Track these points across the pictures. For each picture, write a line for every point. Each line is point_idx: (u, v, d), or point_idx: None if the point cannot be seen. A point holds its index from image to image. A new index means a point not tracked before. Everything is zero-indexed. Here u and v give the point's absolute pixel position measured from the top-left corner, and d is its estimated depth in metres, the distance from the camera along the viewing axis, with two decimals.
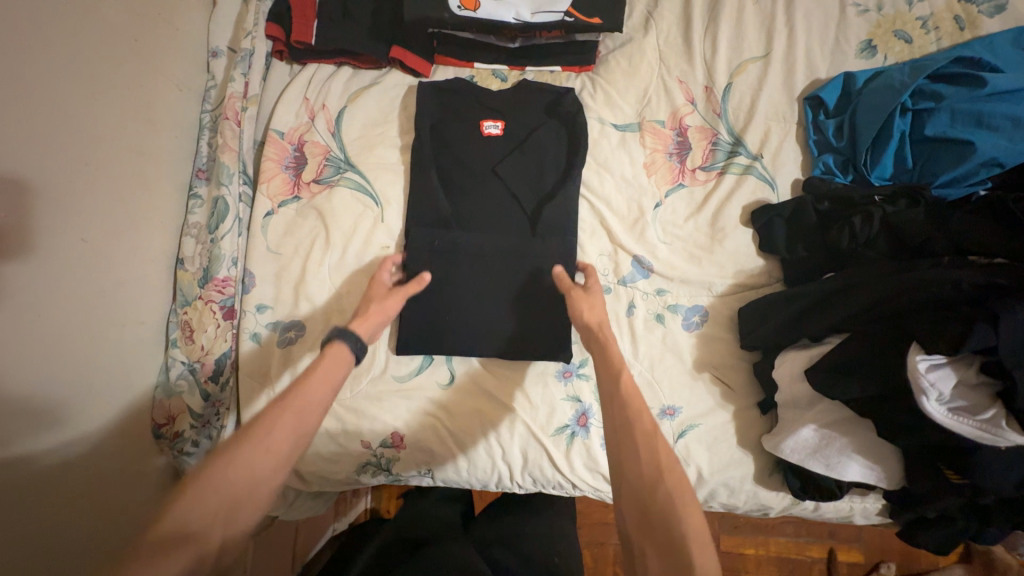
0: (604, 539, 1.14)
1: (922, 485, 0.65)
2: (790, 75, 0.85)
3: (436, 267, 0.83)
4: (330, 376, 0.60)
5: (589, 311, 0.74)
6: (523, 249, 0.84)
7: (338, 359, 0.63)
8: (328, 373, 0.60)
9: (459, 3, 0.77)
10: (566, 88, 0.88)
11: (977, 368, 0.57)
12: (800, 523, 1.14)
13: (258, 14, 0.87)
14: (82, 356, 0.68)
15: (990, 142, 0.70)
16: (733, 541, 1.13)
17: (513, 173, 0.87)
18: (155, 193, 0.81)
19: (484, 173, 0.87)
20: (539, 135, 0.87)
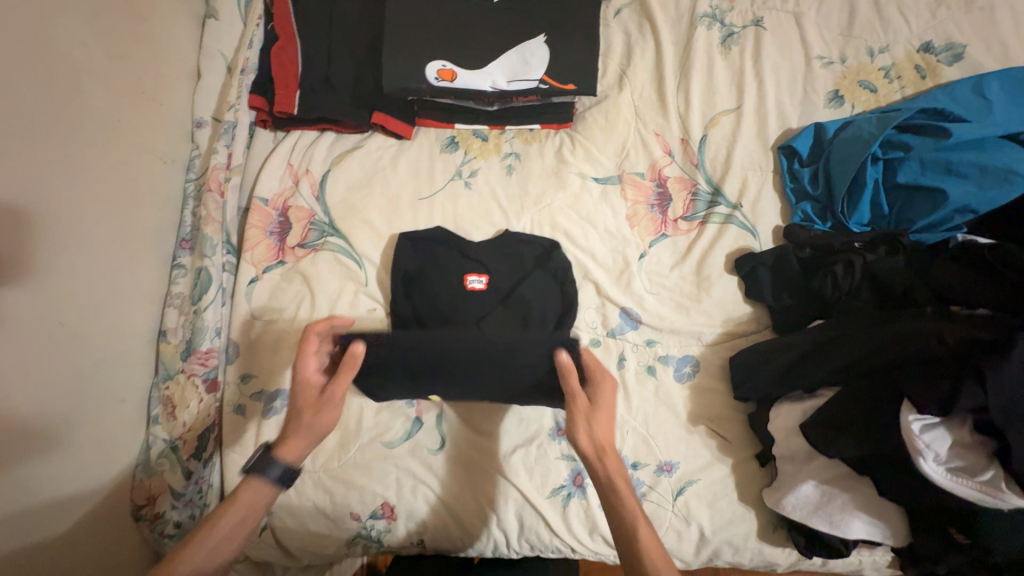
0: None
1: (929, 544, 0.63)
2: (763, 126, 0.88)
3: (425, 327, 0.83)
4: (255, 500, 0.64)
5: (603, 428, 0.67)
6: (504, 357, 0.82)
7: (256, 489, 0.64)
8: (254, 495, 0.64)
9: (436, 74, 0.78)
10: (553, 241, 0.87)
11: (971, 427, 0.56)
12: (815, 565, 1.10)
13: (241, 86, 0.88)
14: (61, 438, 0.66)
15: (960, 190, 0.72)
16: None
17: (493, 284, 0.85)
18: (137, 267, 0.80)
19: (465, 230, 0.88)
20: (522, 288, 0.85)
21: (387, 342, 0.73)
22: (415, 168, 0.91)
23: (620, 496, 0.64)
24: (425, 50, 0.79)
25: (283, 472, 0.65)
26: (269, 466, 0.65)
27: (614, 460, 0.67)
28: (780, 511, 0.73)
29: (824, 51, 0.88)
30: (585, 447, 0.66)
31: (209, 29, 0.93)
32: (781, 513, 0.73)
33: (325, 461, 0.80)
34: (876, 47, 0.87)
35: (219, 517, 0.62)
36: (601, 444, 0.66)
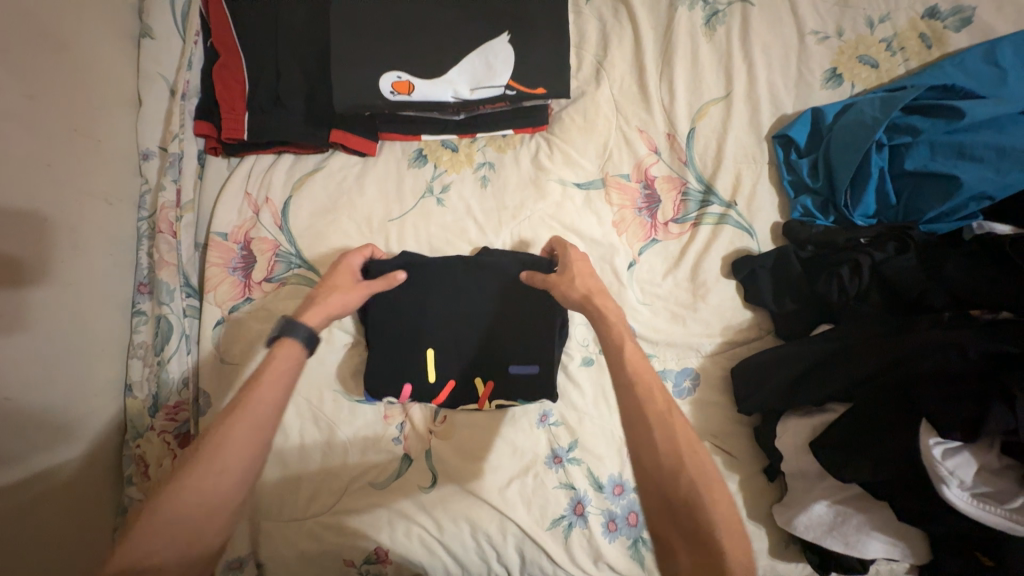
0: None
1: (951, 565, 0.60)
2: (755, 113, 0.80)
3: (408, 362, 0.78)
4: (278, 372, 0.58)
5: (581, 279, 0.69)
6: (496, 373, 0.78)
7: (284, 356, 0.60)
8: (266, 391, 0.57)
9: (391, 87, 0.71)
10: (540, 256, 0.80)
11: (999, 451, 0.51)
12: None
13: (184, 112, 0.82)
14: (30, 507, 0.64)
15: (977, 176, 0.66)
16: None
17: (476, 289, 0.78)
18: (92, 322, 0.74)
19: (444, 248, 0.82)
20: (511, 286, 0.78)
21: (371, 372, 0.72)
22: (383, 187, 0.84)
23: (614, 325, 0.59)
24: (378, 60, 0.71)
25: (308, 333, 0.62)
26: (293, 332, 0.61)
27: (608, 305, 0.62)
28: (792, 530, 0.69)
29: (819, 25, 0.80)
30: (575, 291, 0.65)
31: (145, 49, 0.84)
32: (793, 532, 0.69)
33: (313, 508, 0.77)
34: (875, 16, 0.79)
35: (259, 380, 0.57)
36: (587, 287, 0.65)
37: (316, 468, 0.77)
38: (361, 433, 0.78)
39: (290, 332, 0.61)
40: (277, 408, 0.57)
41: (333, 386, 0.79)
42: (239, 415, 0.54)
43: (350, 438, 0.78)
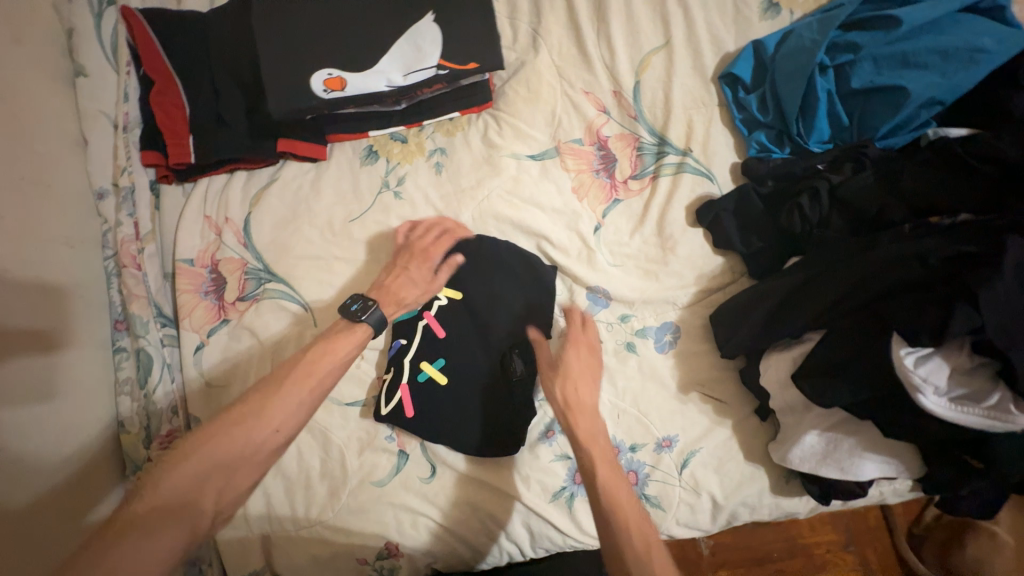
0: None
1: (946, 473, 0.60)
2: (697, 57, 0.79)
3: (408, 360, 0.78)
4: (345, 341, 0.67)
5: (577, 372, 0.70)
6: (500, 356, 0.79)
7: (352, 337, 0.67)
8: (338, 350, 0.66)
9: (323, 86, 0.71)
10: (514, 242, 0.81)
11: (970, 350, 0.51)
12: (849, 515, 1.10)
13: (129, 145, 0.82)
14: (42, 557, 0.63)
15: (923, 83, 0.65)
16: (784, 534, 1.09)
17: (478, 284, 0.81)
18: (74, 365, 0.74)
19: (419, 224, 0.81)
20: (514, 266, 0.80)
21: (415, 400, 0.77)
22: (340, 189, 0.84)
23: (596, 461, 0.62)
24: (307, 60, 0.71)
25: (380, 316, 0.70)
26: (366, 316, 0.69)
27: (587, 418, 0.66)
28: (788, 464, 0.69)
29: None
30: (556, 400, 0.68)
31: (82, 89, 0.83)
32: (790, 466, 0.70)
33: (319, 513, 0.77)
34: None
35: (328, 344, 0.66)
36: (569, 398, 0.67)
37: (316, 474, 0.78)
38: (355, 434, 0.79)
39: (371, 315, 0.69)
40: (346, 363, 0.66)
41: None
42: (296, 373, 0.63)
43: (346, 441, 0.79)
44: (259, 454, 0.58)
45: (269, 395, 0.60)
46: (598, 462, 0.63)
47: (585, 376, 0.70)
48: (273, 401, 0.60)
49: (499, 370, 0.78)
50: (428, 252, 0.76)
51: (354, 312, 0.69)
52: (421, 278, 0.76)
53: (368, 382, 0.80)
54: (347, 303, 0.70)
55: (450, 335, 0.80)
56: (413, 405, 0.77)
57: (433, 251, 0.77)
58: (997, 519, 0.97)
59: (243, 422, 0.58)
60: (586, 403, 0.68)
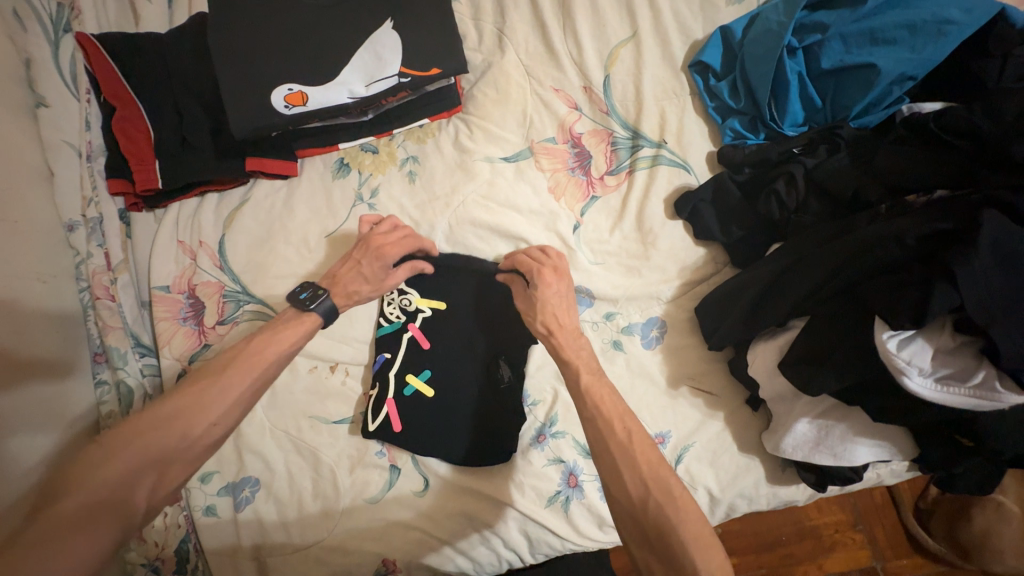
0: None
1: (938, 453, 0.59)
2: (666, 46, 0.78)
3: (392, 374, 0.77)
4: (296, 332, 0.63)
5: (555, 301, 0.69)
6: (486, 363, 0.78)
7: (301, 325, 0.64)
8: (286, 338, 0.62)
9: (284, 101, 0.69)
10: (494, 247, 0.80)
11: (952, 329, 0.50)
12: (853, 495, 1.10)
13: (94, 174, 0.81)
14: None
15: (892, 58, 0.64)
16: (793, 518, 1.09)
17: (459, 291, 0.80)
18: (57, 404, 0.70)
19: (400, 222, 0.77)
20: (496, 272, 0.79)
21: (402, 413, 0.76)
22: (313, 204, 0.82)
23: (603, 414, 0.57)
24: (267, 76, 0.69)
25: (329, 307, 0.66)
26: (316, 306, 0.65)
27: (571, 338, 0.66)
28: (782, 454, 0.68)
29: None
30: (538, 327, 0.68)
31: (44, 119, 0.77)
32: (784, 455, 0.69)
33: (313, 534, 0.75)
34: None
35: (273, 333, 0.62)
36: (550, 325, 0.67)
37: (308, 494, 0.76)
38: (346, 452, 0.78)
39: (319, 305, 0.66)
40: (298, 345, 0.63)
41: (308, 413, 0.78)
42: (238, 360, 0.58)
43: (336, 460, 0.77)
44: (196, 448, 0.53)
45: (204, 387, 0.55)
46: (583, 371, 0.62)
47: (560, 303, 0.69)
48: (210, 393, 0.55)
49: (486, 377, 0.78)
50: (383, 250, 0.71)
51: (304, 301, 0.66)
52: (373, 276, 0.72)
53: (355, 399, 0.79)
54: (296, 291, 0.67)
55: (435, 346, 0.79)
56: (399, 419, 0.76)
57: (388, 252, 0.72)
58: (1003, 489, 0.97)
59: (178, 414, 0.52)
60: (568, 325, 0.67)
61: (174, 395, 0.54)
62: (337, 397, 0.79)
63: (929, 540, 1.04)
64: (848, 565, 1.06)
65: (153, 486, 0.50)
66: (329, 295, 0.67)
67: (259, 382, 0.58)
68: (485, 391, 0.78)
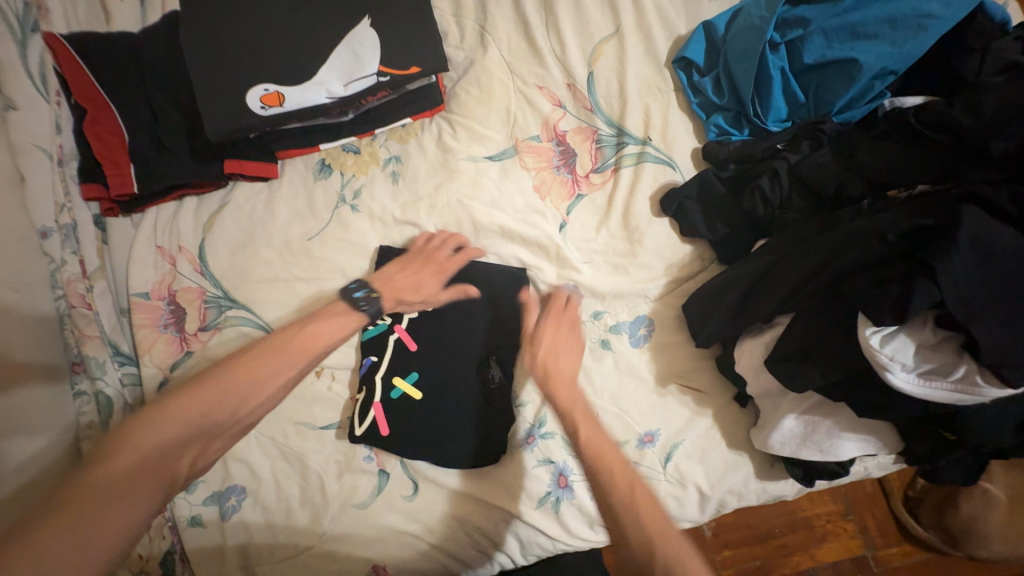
0: None
1: (922, 447, 0.60)
2: (649, 42, 0.78)
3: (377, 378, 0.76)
4: (343, 323, 0.69)
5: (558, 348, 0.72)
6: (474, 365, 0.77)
7: (345, 316, 0.69)
8: (332, 329, 0.67)
9: (261, 102, 0.68)
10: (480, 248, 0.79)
11: (933, 325, 0.50)
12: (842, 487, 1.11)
13: (67, 180, 0.79)
14: None
15: (873, 53, 0.64)
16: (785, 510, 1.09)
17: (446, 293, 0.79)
18: (39, 413, 0.68)
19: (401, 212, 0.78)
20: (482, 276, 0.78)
21: (389, 418, 0.75)
22: (295, 207, 0.81)
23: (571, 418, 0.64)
24: (241, 76, 0.68)
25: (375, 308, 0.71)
26: (365, 307, 0.70)
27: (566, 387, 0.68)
28: (769, 449, 0.68)
29: None
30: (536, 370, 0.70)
31: (12, 121, 0.74)
32: (771, 451, 0.69)
33: (301, 541, 0.74)
34: None
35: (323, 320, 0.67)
36: (546, 369, 0.70)
37: (296, 501, 0.75)
38: (333, 457, 0.77)
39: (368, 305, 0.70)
40: (344, 338, 0.68)
41: (294, 419, 0.77)
42: (282, 338, 0.64)
43: (323, 466, 0.76)
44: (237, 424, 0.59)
45: (253, 364, 0.61)
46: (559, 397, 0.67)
47: (569, 348, 0.72)
48: (261, 371, 0.61)
49: (474, 379, 0.76)
50: (442, 262, 0.76)
51: (356, 299, 0.70)
52: (428, 287, 0.75)
53: (341, 404, 0.78)
54: (350, 289, 0.72)
55: (422, 348, 0.77)
56: (385, 425, 0.75)
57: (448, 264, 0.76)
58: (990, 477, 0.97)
59: (232, 390, 0.58)
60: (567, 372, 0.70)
61: (227, 365, 0.60)
62: (324, 402, 0.78)
63: (919, 530, 1.05)
64: (839, 554, 1.08)
65: (193, 458, 0.57)
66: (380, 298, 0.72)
67: (300, 369, 0.64)
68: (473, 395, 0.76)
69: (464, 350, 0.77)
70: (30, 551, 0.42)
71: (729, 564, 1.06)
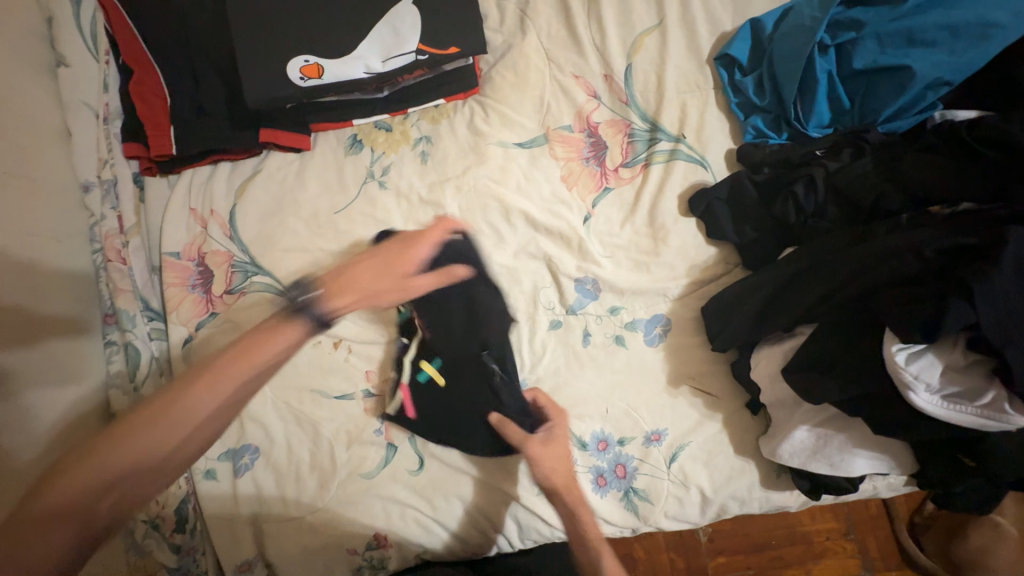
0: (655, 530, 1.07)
1: (938, 471, 0.58)
2: (693, 37, 0.76)
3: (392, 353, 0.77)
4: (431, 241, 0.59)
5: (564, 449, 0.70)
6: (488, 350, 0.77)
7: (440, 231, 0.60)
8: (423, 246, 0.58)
9: (300, 73, 0.69)
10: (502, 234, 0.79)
11: (965, 347, 0.48)
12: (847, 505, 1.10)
13: (110, 136, 0.81)
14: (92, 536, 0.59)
15: (929, 62, 0.62)
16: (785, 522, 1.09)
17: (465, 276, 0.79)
18: (70, 361, 0.72)
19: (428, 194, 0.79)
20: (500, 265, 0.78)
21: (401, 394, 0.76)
22: (324, 180, 0.82)
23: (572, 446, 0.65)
24: (282, 45, 0.69)
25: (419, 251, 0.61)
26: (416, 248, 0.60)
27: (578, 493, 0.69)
28: (778, 459, 0.68)
29: None
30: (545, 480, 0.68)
31: (63, 78, 0.78)
32: (779, 461, 0.68)
33: (308, 503, 0.77)
34: None
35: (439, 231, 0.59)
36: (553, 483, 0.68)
37: (306, 465, 0.78)
38: (344, 427, 0.79)
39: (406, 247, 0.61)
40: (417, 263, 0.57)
41: (309, 386, 0.79)
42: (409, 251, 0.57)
43: (334, 434, 0.78)
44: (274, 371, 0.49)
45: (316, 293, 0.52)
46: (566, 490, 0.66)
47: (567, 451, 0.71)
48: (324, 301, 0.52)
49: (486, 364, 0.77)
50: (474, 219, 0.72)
51: None
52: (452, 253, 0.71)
53: (356, 376, 0.80)
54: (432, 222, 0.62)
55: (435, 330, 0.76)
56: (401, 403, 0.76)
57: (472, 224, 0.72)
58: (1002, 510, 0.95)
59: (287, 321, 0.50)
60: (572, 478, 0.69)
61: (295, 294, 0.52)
62: (338, 373, 0.80)
63: (921, 556, 1.03)
64: (835, 572, 1.07)
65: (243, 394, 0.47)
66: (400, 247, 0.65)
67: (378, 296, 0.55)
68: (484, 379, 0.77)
69: (475, 334, 0.77)
70: (89, 458, 0.44)
71: (722, 571, 1.06)
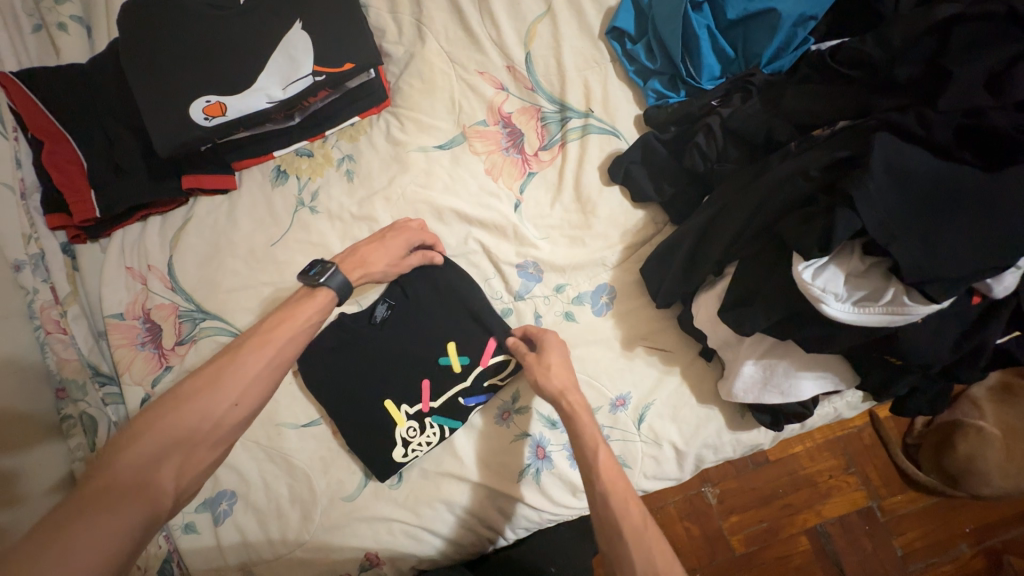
0: (663, 501, 1.05)
1: (875, 376, 0.61)
2: (581, 17, 0.79)
3: (351, 371, 0.77)
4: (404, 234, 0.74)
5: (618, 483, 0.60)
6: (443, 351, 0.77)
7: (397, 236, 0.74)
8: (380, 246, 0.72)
9: (204, 114, 0.70)
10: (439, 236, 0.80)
11: (860, 254, 0.52)
12: (837, 436, 1.10)
13: (31, 212, 0.80)
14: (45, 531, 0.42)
15: (791, 1, 0.67)
16: (787, 464, 1.08)
17: (412, 284, 0.79)
18: (11, 472, 0.65)
19: (359, 210, 0.81)
20: (440, 269, 0.79)
21: (367, 409, 0.76)
22: (256, 215, 0.83)
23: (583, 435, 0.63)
24: (184, 89, 0.70)
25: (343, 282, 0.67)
26: (329, 279, 0.66)
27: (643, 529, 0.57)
28: (736, 399, 0.70)
29: None
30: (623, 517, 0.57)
31: None
32: (739, 400, 0.70)
33: (294, 538, 0.75)
34: None
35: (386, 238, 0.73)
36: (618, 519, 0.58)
37: (286, 499, 0.76)
38: (318, 454, 0.78)
39: (332, 278, 0.66)
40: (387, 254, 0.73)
41: (275, 420, 0.78)
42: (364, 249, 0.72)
43: (309, 463, 0.78)
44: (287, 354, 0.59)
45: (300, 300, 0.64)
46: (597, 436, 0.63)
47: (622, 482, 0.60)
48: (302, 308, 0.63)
49: (445, 364, 0.77)
50: (409, 228, 0.75)
51: (315, 276, 0.66)
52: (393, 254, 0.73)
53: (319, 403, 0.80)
54: (308, 269, 0.67)
55: (385, 335, 0.78)
56: (430, 399, 0.77)
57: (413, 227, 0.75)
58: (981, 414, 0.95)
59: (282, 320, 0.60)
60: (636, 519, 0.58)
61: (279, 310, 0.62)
62: (302, 403, 0.79)
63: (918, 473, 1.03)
64: (843, 508, 1.06)
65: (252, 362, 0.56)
66: (339, 269, 0.67)
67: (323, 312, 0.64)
68: (444, 379, 0.77)
69: (432, 338, 0.78)
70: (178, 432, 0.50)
71: (735, 530, 1.04)
